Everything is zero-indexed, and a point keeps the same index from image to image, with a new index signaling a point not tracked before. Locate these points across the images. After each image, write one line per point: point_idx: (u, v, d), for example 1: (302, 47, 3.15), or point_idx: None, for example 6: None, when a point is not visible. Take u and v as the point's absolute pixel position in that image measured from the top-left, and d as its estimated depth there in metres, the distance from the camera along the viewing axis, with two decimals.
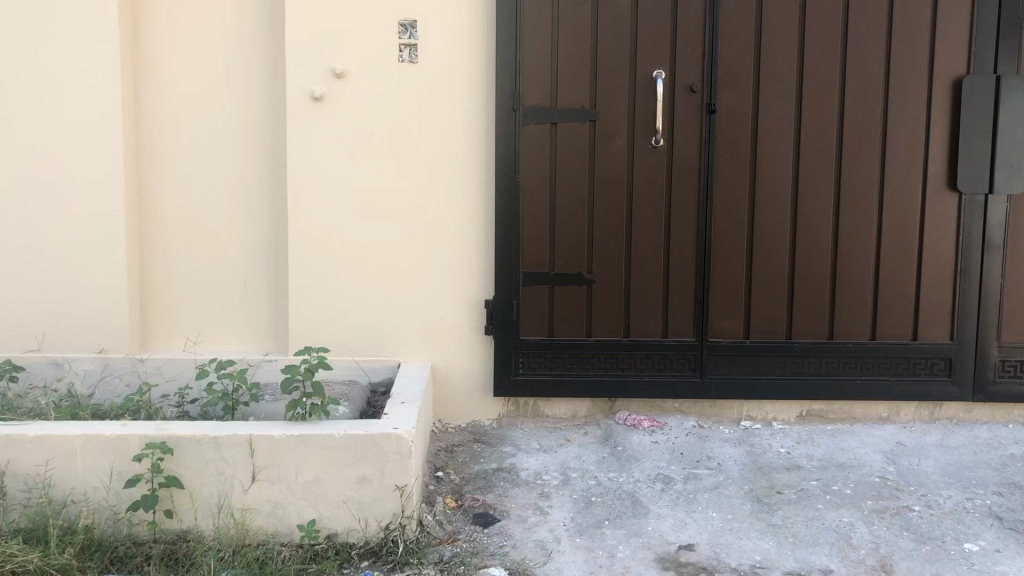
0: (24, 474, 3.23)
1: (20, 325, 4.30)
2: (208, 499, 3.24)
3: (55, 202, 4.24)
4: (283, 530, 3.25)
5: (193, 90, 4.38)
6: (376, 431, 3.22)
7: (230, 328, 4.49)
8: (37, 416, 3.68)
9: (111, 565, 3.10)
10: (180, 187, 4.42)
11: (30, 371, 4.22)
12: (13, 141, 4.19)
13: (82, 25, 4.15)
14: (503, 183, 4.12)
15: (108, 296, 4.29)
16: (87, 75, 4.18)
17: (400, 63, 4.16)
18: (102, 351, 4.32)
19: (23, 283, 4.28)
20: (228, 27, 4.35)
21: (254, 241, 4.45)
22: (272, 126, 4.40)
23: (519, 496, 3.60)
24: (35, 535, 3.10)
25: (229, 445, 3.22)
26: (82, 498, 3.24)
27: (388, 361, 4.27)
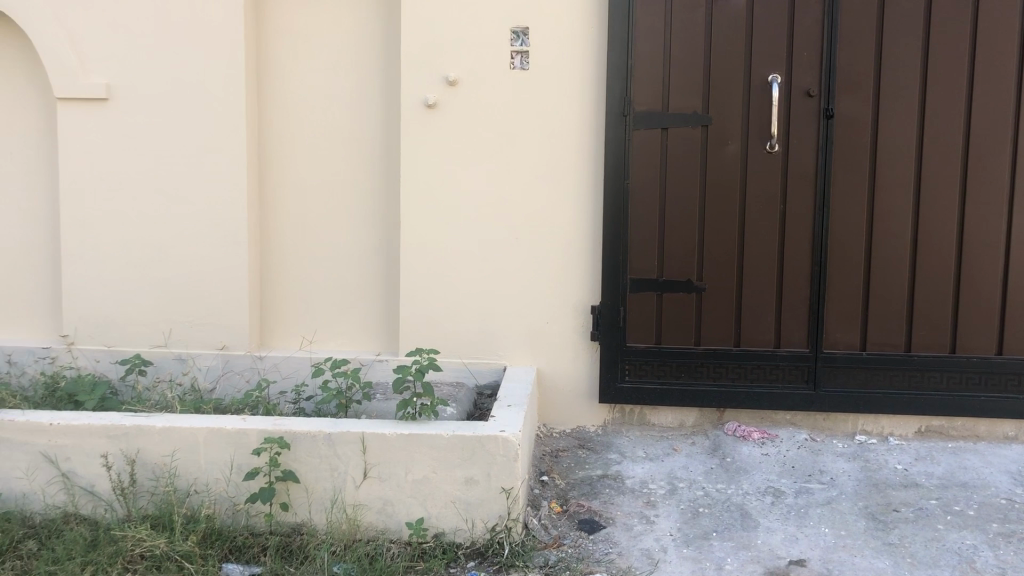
0: (152, 463, 3.40)
1: (150, 322, 4.54)
2: (322, 493, 3.35)
3: (183, 204, 4.45)
4: (393, 527, 3.33)
5: (312, 97, 4.53)
6: (484, 434, 3.26)
7: (344, 329, 4.63)
8: (164, 409, 3.87)
9: (230, 554, 3.24)
10: (299, 191, 4.58)
11: (158, 366, 4.44)
12: (146, 146, 4.44)
13: (210, 36, 4.35)
14: (612, 189, 4.11)
15: (230, 295, 4.47)
16: (214, 83, 4.37)
17: (512, 71, 4.20)
18: (224, 348, 4.50)
19: (153, 282, 4.51)
20: (346, 36, 4.48)
21: (368, 244, 4.57)
22: (387, 132, 4.50)
23: (625, 504, 3.58)
24: (161, 522, 3.27)
25: (342, 442, 3.32)
26: (203, 488, 3.39)
27: (494, 364, 4.31)
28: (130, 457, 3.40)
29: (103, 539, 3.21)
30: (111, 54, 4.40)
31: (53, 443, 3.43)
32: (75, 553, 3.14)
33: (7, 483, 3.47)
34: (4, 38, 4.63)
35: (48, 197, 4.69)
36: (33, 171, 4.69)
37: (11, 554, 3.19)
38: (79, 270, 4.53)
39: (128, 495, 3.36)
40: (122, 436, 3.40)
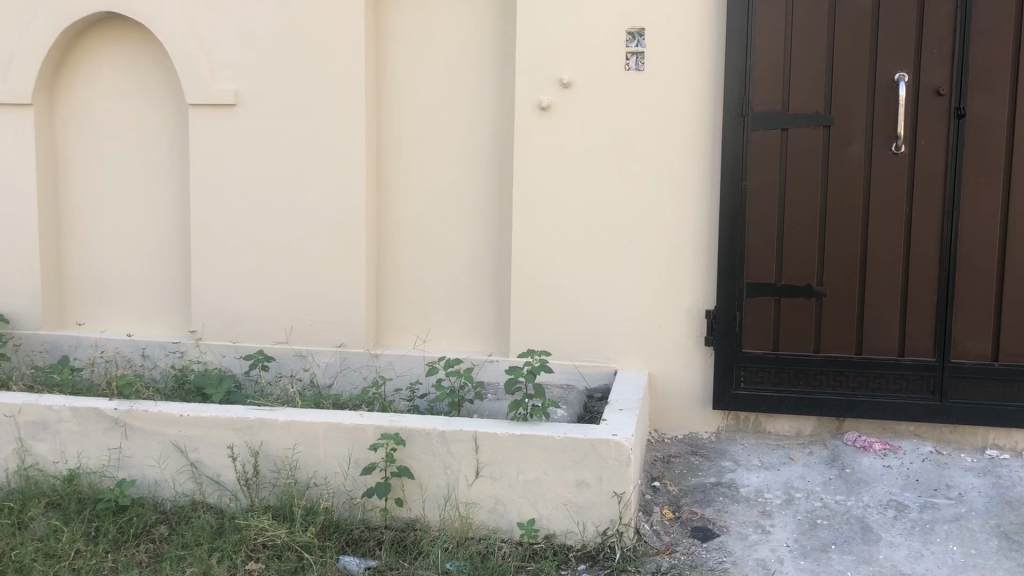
0: (275, 455, 3.53)
1: (273, 319, 4.70)
2: (436, 490, 3.40)
3: (304, 205, 4.60)
4: (504, 527, 3.35)
5: (429, 100, 4.61)
6: (596, 437, 3.25)
7: (457, 329, 4.69)
8: (285, 403, 4.01)
9: (347, 546, 3.33)
10: (415, 193, 4.67)
11: (279, 361, 4.63)
12: (270, 150, 4.60)
13: (331, 41, 4.47)
14: (729, 191, 4.04)
15: (348, 294, 4.59)
16: (335, 88, 4.49)
17: (627, 72, 4.18)
18: (342, 345, 4.62)
19: (276, 280, 4.67)
20: (463, 39, 4.54)
21: (481, 245, 4.62)
22: (501, 134, 4.54)
23: (739, 513, 3.51)
24: (282, 513, 3.38)
25: (456, 440, 3.36)
26: (322, 481, 3.49)
27: (606, 368, 4.30)
28: (254, 449, 3.53)
29: (228, 527, 3.35)
30: (239, 61, 4.59)
31: (183, 433, 3.59)
32: (203, 539, 3.31)
33: (140, 470, 3.64)
34: (141, 48, 4.88)
35: (180, 198, 4.91)
36: (166, 173, 4.92)
37: (144, 538, 3.37)
38: (207, 268, 4.74)
39: (251, 485, 3.48)
40: (247, 428, 3.53)
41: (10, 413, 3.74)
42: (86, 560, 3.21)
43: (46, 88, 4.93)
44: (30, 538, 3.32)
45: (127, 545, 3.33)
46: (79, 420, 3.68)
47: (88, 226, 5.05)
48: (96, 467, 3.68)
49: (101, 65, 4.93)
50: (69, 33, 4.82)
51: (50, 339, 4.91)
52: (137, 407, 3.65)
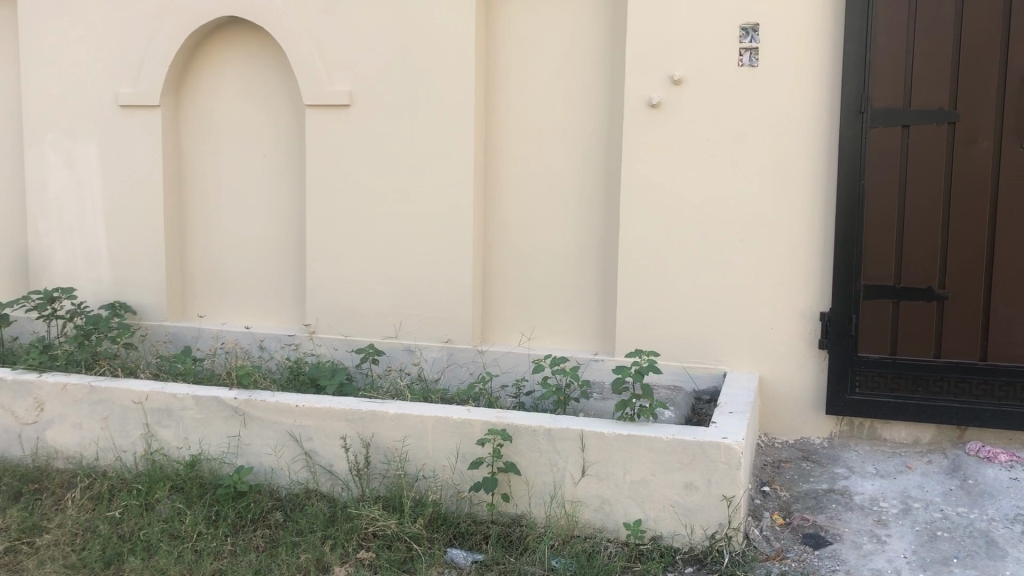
0: (385, 447, 3.61)
1: (382, 314, 4.80)
2: (542, 487, 3.41)
3: (413, 203, 4.68)
4: (610, 526, 3.34)
5: (538, 98, 4.62)
6: (705, 439, 3.20)
7: (562, 327, 4.69)
8: (395, 396, 4.10)
9: (454, 539, 3.38)
10: (522, 191, 4.70)
11: (388, 356, 4.77)
12: (382, 148, 4.70)
13: (442, 41, 4.53)
14: (846, 190, 3.94)
15: (455, 291, 4.65)
16: (446, 87, 4.55)
17: (740, 68, 4.11)
18: (448, 341, 4.69)
19: (386, 276, 4.78)
20: (573, 37, 4.53)
21: (587, 243, 4.60)
22: (610, 132, 4.51)
23: (853, 521, 3.41)
24: (392, 503, 3.46)
25: (563, 438, 3.37)
26: (430, 474, 3.55)
27: (714, 370, 4.24)
28: (365, 440, 3.61)
29: (340, 516, 3.45)
30: (354, 62, 4.70)
31: (298, 423, 3.71)
32: (316, 526, 3.42)
33: (256, 457, 3.77)
34: (261, 50, 5.05)
35: (296, 196, 5.06)
36: (284, 172, 5.09)
37: (260, 523, 3.51)
38: (320, 264, 4.88)
39: (363, 476, 3.57)
40: (359, 420, 3.63)
41: (137, 400, 3.91)
42: (207, 542, 3.36)
43: (172, 90, 5.16)
44: (156, 519, 3.50)
45: (245, 529, 3.47)
46: (200, 408, 3.83)
47: (211, 222, 5.26)
48: (216, 453, 3.83)
49: (224, 69, 5.14)
50: (194, 39, 5.04)
51: (174, 330, 5.15)
52: (256, 397, 3.78)
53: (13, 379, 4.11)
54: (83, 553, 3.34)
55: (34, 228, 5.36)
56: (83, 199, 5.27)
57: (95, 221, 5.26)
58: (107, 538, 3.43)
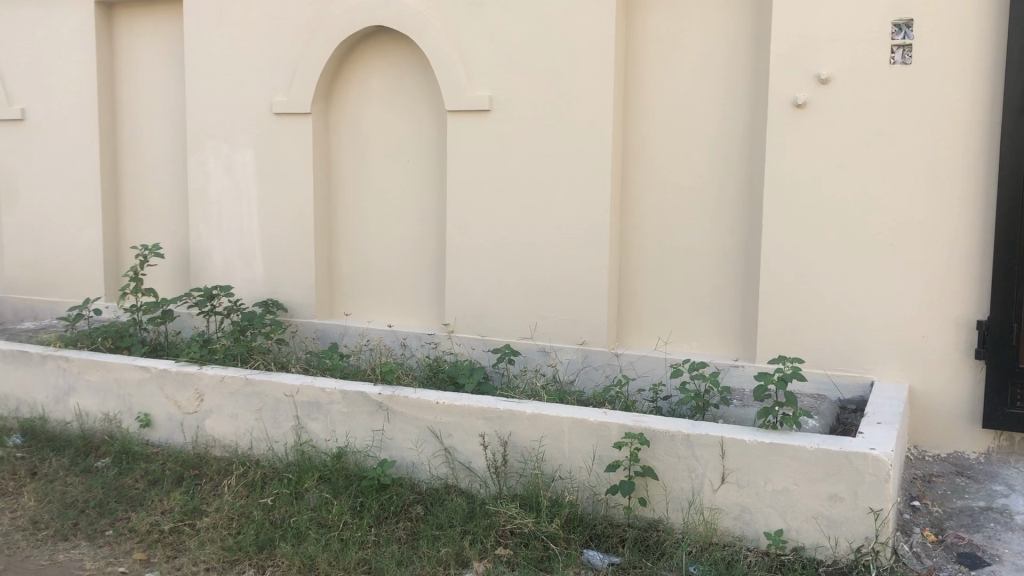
0: (522, 446, 3.65)
1: (519, 315, 4.86)
2: (680, 493, 3.39)
3: (551, 206, 4.72)
4: (750, 535, 3.28)
5: (679, 100, 4.58)
6: (851, 450, 3.10)
7: (701, 332, 4.64)
8: (532, 397, 4.15)
9: (591, 541, 3.40)
10: (660, 194, 4.67)
11: (525, 356, 4.84)
12: (522, 151, 4.76)
13: (582, 44, 4.54)
14: (1007, 191, 3.73)
15: (591, 294, 4.66)
16: (584, 90, 4.56)
17: (892, 66, 3.95)
18: (584, 344, 4.70)
19: (523, 278, 4.83)
20: (715, 37, 4.46)
21: (727, 246, 4.53)
22: (753, 133, 4.42)
23: (1013, 542, 3.24)
24: (529, 502, 3.51)
25: (702, 444, 3.33)
26: (567, 475, 3.58)
27: (862, 379, 4.09)
28: (503, 438, 3.67)
29: (479, 512, 3.52)
30: (495, 67, 4.78)
31: (438, 419, 3.80)
32: (456, 521, 3.50)
33: (399, 451, 3.90)
34: (405, 57, 5.19)
35: (437, 199, 5.19)
36: (425, 176, 5.22)
37: (402, 516, 3.62)
38: (460, 266, 4.99)
39: (501, 474, 3.64)
40: (497, 419, 3.69)
41: (289, 393, 4.10)
42: (352, 532, 3.50)
43: (322, 98, 5.38)
44: (305, 507, 3.67)
45: (387, 521, 3.59)
46: (347, 403, 3.99)
47: (357, 224, 5.47)
48: (361, 446, 3.97)
49: (370, 77, 5.32)
50: (343, 49, 5.23)
51: (322, 327, 5.38)
52: (399, 393, 3.90)
53: (175, 370, 4.37)
54: (238, 537, 3.54)
55: (196, 229, 5.70)
56: (239, 202, 5.57)
57: (250, 223, 5.55)
58: (260, 523, 3.62)
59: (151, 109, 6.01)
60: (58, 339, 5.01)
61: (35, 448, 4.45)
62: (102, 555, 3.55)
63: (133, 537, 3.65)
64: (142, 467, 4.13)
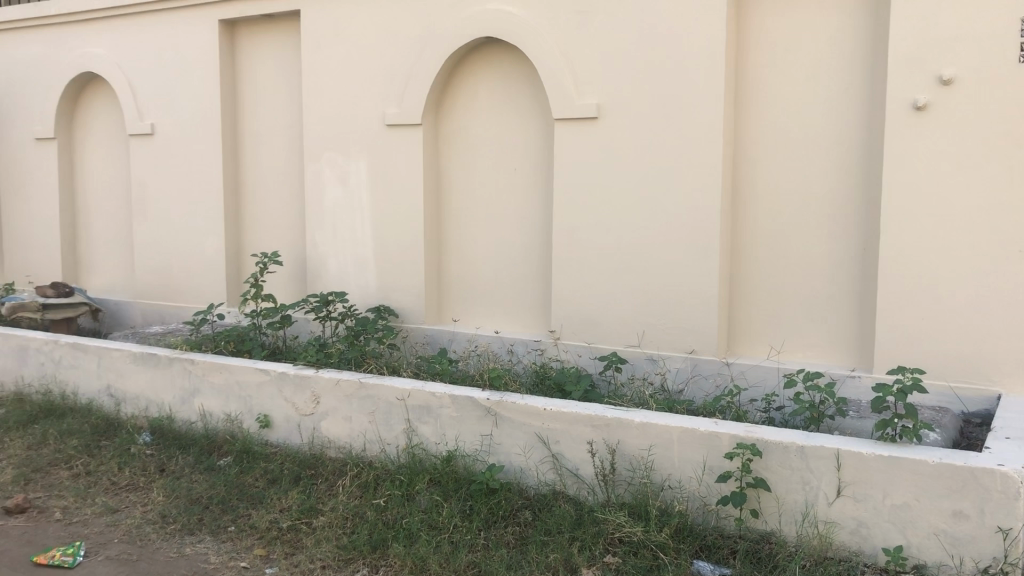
0: (631, 454, 3.64)
1: (627, 323, 4.85)
2: (793, 506, 3.32)
3: (659, 213, 4.69)
4: (867, 551, 3.19)
5: (791, 105, 4.49)
6: (977, 465, 2.97)
7: (814, 342, 4.53)
8: (640, 405, 4.13)
9: (701, 551, 3.36)
10: (772, 201, 4.59)
11: (632, 364, 4.82)
12: (630, 158, 4.75)
13: (691, 50, 4.51)
14: None
15: (700, 302, 4.60)
16: (693, 96, 4.52)
17: (1020, 65, 3.78)
18: (693, 352, 4.65)
19: (631, 286, 4.82)
20: (830, 40, 4.36)
21: (842, 254, 4.42)
22: (870, 137, 4.29)
23: None
24: (638, 511, 3.50)
25: (817, 456, 3.25)
26: (677, 484, 3.55)
27: (987, 391, 3.93)
28: (611, 446, 3.66)
29: (587, 519, 3.53)
30: (603, 75, 4.78)
31: (546, 426, 3.82)
32: (564, 527, 3.52)
33: (508, 457, 3.94)
34: (512, 67, 5.24)
35: (544, 207, 5.23)
36: (533, 184, 5.27)
37: (511, 521, 3.66)
38: (567, 274, 5.01)
39: (609, 482, 3.63)
40: (605, 426, 3.68)
41: (401, 397, 4.19)
42: (462, 535, 3.56)
43: (432, 109, 5.49)
44: (417, 509, 3.75)
45: (496, 525, 3.63)
46: (456, 407, 4.05)
47: (466, 232, 5.56)
48: (470, 450, 4.03)
49: (479, 87, 5.40)
50: (452, 61, 5.33)
51: (431, 333, 5.49)
52: (507, 398, 3.94)
53: (293, 373, 4.53)
54: (352, 536, 3.64)
55: (313, 238, 5.90)
56: (353, 211, 5.73)
57: (363, 231, 5.71)
58: (373, 524, 3.71)
59: (270, 122, 6.26)
60: (185, 343, 5.26)
61: (163, 446, 4.68)
62: (224, 550, 3.71)
63: (254, 534, 3.80)
64: (262, 466, 4.30)
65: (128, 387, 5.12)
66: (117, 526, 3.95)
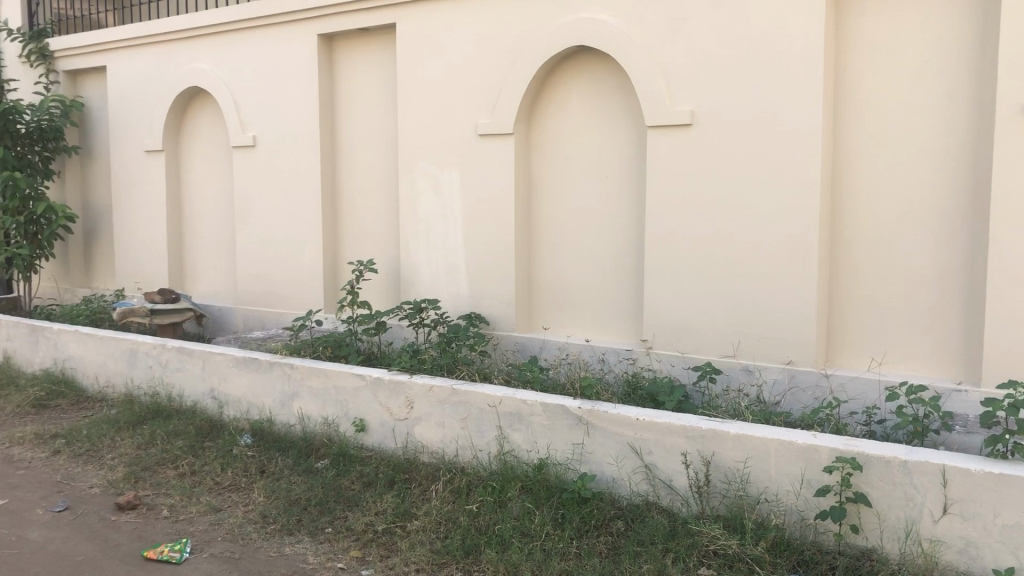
0: (725, 466, 3.58)
1: (722, 333, 4.79)
2: (895, 522, 3.21)
3: (754, 221, 4.62)
4: (976, 572, 3.07)
5: (893, 110, 4.37)
6: None
7: (918, 354, 4.39)
8: (736, 416, 4.08)
9: (799, 567, 3.27)
10: (872, 209, 4.47)
11: (727, 375, 4.76)
12: (724, 166, 4.69)
13: (788, 56, 4.43)
14: None
15: (797, 312, 4.51)
16: (790, 101, 4.44)
17: None
18: (790, 363, 4.56)
19: (726, 295, 4.76)
20: (934, 43, 4.22)
21: (947, 263, 4.27)
22: (977, 142, 4.14)
23: None
24: (733, 524, 3.45)
25: (921, 472, 3.15)
26: (773, 498, 3.48)
27: None
28: (706, 458, 3.61)
29: (681, 531, 3.49)
30: (696, 82, 4.74)
31: (638, 436, 3.80)
32: (657, 538, 3.49)
33: (599, 466, 3.93)
34: (605, 75, 5.24)
35: (636, 216, 5.20)
36: (625, 193, 5.25)
37: (603, 530, 3.65)
38: (660, 283, 4.98)
39: (703, 494, 3.59)
40: (699, 437, 3.63)
41: (492, 404, 4.22)
42: (554, 543, 3.56)
43: (524, 119, 5.53)
44: (509, 516, 3.77)
45: (589, 534, 3.63)
46: (548, 415, 4.05)
47: (557, 240, 5.57)
48: (562, 458, 4.03)
49: (570, 97, 5.41)
50: (544, 71, 5.36)
51: (523, 341, 5.52)
52: (599, 407, 3.92)
53: (387, 379, 4.61)
54: (446, 541, 3.69)
55: (408, 246, 6.01)
56: (446, 220, 5.82)
57: (456, 240, 5.79)
58: (466, 529, 3.75)
59: (365, 133, 6.40)
60: (284, 348, 5.42)
61: (263, 448, 4.82)
62: (322, 550, 3.80)
63: (350, 535, 3.89)
64: (358, 469, 4.39)
65: (231, 391, 5.30)
66: (221, 525, 4.09)
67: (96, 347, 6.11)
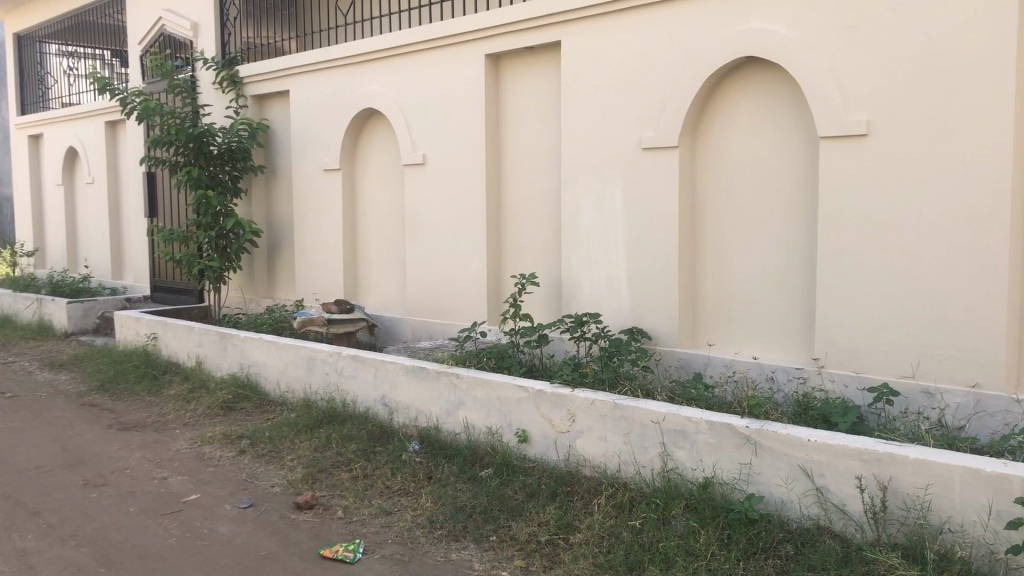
0: (904, 492, 3.40)
1: (899, 352, 4.57)
2: None
3: (936, 235, 4.38)
4: None
5: None
6: None
7: None
8: (915, 441, 3.87)
9: None
10: None
11: (906, 397, 4.53)
12: (902, 178, 4.48)
13: (975, 61, 4.20)
14: None
15: (984, 332, 4.25)
16: (979, 108, 4.20)
17: None
18: (976, 386, 4.29)
19: (904, 312, 4.53)
20: None
21: None
22: None
23: None
24: (913, 554, 3.29)
25: None
26: (958, 528, 3.29)
27: None
28: (883, 483, 3.45)
29: (855, 558, 3.36)
30: (872, 91, 4.56)
31: (809, 457, 3.67)
32: (830, 564, 3.35)
33: (767, 487, 3.83)
34: (774, 86, 5.11)
35: (807, 230, 5.05)
36: (794, 206, 5.10)
37: (772, 553, 3.55)
38: (831, 300, 4.80)
39: (879, 520, 3.43)
40: (875, 461, 3.47)
41: (656, 419, 4.18)
42: (720, 563, 3.49)
43: (688, 133, 5.47)
44: (673, 533, 3.73)
45: (756, 557, 3.53)
46: (713, 433, 3.98)
47: (721, 255, 5.47)
48: (728, 478, 3.95)
49: (737, 108, 5.31)
50: (710, 83, 5.28)
51: (686, 357, 5.46)
52: (767, 426, 3.82)
53: (550, 391, 4.65)
54: (608, 555, 3.69)
55: (571, 260, 6.06)
56: (609, 234, 5.83)
57: (619, 254, 5.79)
58: (629, 545, 3.73)
59: (529, 149, 6.51)
60: (451, 359, 5.57)
61: (431, 455, 4.98)
62: (487, 558, 3.88)
63: (514, 545, 3.95)
64: (521, 480, 4.46)
65: (400, 398, 5.50)
66: (391, 528, 4.25)
67: (277, 354, 6.48)
